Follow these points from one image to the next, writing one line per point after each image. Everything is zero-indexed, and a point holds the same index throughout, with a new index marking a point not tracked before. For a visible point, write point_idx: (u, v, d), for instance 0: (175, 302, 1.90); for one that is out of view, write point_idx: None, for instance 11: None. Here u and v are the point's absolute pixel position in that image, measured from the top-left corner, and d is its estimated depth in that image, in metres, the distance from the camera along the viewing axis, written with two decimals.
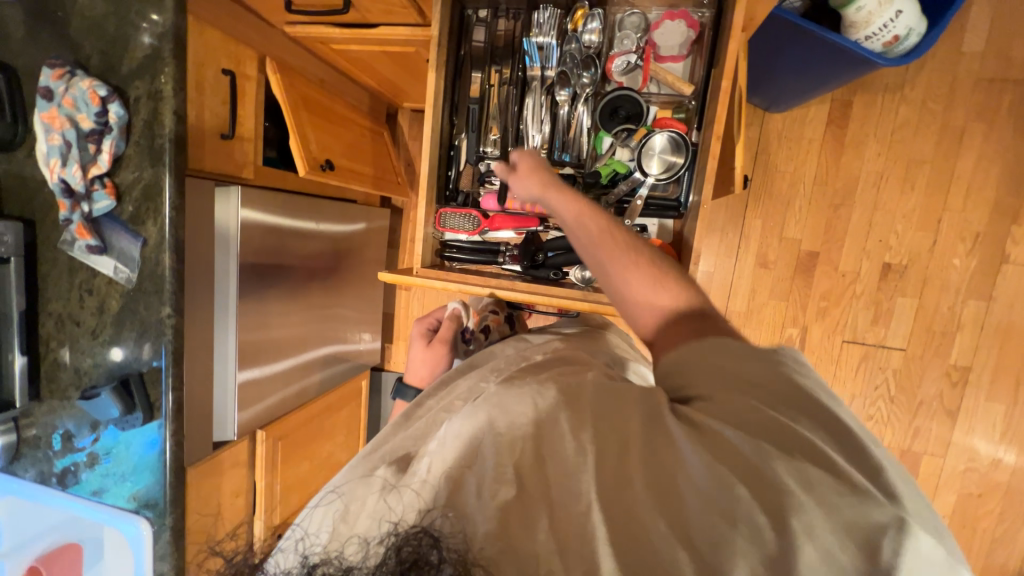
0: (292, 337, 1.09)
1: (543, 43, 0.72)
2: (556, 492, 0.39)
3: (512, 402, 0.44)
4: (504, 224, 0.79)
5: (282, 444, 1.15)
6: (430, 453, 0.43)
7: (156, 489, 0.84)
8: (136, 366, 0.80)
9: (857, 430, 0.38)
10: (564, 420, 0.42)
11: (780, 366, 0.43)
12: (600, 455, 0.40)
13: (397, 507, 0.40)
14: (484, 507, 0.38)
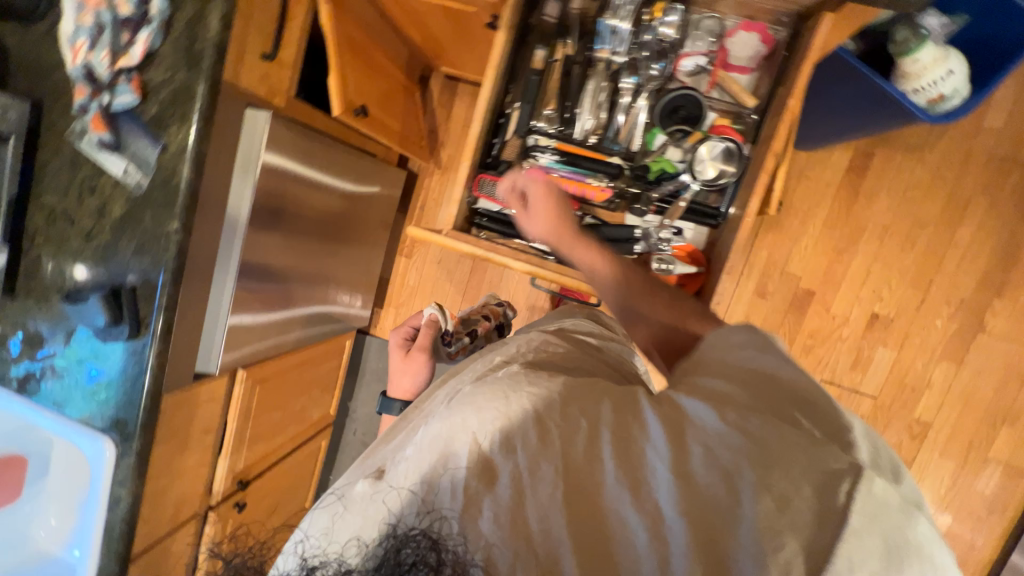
0: (291, 282, 1.06)
1: (617, 27, 0.71)
2: (529, 488, 0.42)
3: (482, 405, 0.46)
4: None
5: (260, 388, 1.11)
6: (407, 458, 0.46)
7: (127, 410, 0.80)
8: (130, 278, 0.75)
9: (816, 400, 0.48)
10: (534, 429, 0.44)
11: (752, 347, 0.52)
12: (570, 439, 0.44)
13: (397, 505, 0.44)
14: (458, 497, 0.42)
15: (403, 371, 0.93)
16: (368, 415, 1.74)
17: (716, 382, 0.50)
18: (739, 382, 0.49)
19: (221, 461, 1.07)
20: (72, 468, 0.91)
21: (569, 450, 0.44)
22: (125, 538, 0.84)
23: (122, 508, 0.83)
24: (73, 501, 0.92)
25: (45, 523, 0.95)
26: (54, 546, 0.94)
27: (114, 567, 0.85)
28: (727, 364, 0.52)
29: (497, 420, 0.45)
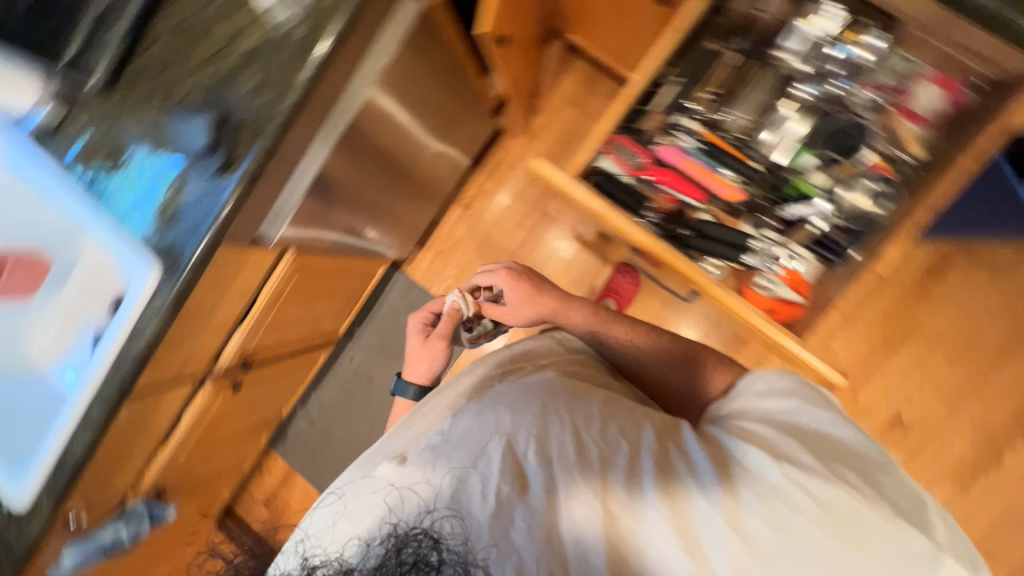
0: (365, 184, 1.05)
1: (816, 40, 0.87)
2: (537, 497, 0.68)
3: (513, 425, 0.72)
4: (668, 181, 0.97)
5: (297, 277, 1.08)
6: (434, 461, 0.70)
7: (186, 243, 0.77)
8: (240, 111, 0.74)
9: (856, 461, 0.76)
10: (544, 454, 0.70)
11: (813, 423, 0.80)
12: (592, 464, 0.70)
13: (398, 514, 0.68)
14: (481, 506, 0.66)
15: (416, 356, 1.11)
16: (369, 348, 1.72)
17: (764, 429, 0.79)
18: (785, 434, 0.77)
19: (239, 333, 1.05)
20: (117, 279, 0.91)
21: (593, 476, 0.70)
22: (134, 370, 0.81)
23: (144, 338, 0.79)
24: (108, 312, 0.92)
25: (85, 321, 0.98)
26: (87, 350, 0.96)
27: (112, 395, 0.81)
28: (777, 415, 0.82)
29: (529, 440, 0.71)
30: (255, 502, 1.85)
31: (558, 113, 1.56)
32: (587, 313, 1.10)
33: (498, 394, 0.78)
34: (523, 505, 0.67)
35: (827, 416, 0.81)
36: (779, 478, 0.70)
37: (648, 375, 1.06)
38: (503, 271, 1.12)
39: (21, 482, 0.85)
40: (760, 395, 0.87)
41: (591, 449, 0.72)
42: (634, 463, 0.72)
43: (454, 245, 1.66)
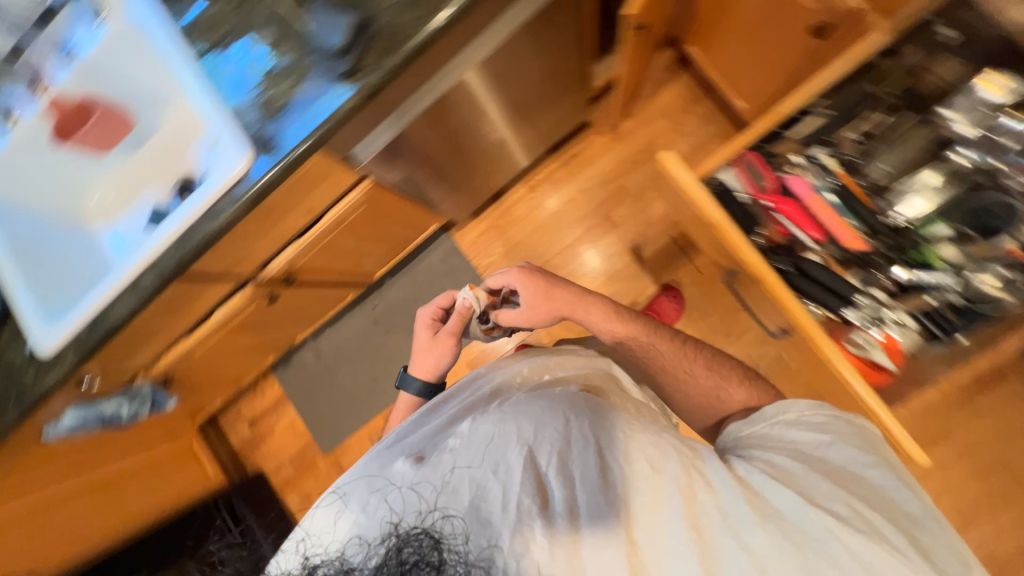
0: (457, 134, 1.03)
1: (984, 113, 0.89)
2: (554, 513, 0.72)
3: (532, 435, 0.79)
4: (786, 212, 0.94)
5: (364, 208, 1.06)
6: (454, 466, 0.77)
7: (284, 140, 0.75)
8: (377, 23, 0.72)
9: (887, 502, 0.73)
10: (560, 469, 0.76)
11: (833, 461, 0.78)
12: (610, 487, 0.75)
13: (398, 514, 0.72)
14: (500, 511, 0.71)
15: (425, 350, 1.10)
16: (396, 300, 1.70)
17: (791, 465, 0.78)
18: (813, 473, 0.76)
19: (293, 248, 1.02)
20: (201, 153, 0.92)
21: (611, 498, 0.74)
22: (197, 251, 0.79)
23: (216, 222, 0.78)
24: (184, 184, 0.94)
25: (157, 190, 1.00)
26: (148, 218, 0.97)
27: (168, 269, 0.80)
28: (799, 447, 0.82)
29: (550, 450, 0.78)
30: (242, 420, 1.85)
31: (648, 122, 1.54)
32: (607, 309, 1.09)
33: (517, 408, 0.85)
34: (527, 515, 0.71)
35: (860, 454, 0.79)
36: (807, 524, 0.70)
37: (670, 380, 1.06)
38: (516, 270, 1.12)
39: (53, 328, 0.83)
40: (785, 425, 0.85)
41: (602, 473, 0.76)
42: (642, 493, 0.74)
43: (508, 224, 1.63)
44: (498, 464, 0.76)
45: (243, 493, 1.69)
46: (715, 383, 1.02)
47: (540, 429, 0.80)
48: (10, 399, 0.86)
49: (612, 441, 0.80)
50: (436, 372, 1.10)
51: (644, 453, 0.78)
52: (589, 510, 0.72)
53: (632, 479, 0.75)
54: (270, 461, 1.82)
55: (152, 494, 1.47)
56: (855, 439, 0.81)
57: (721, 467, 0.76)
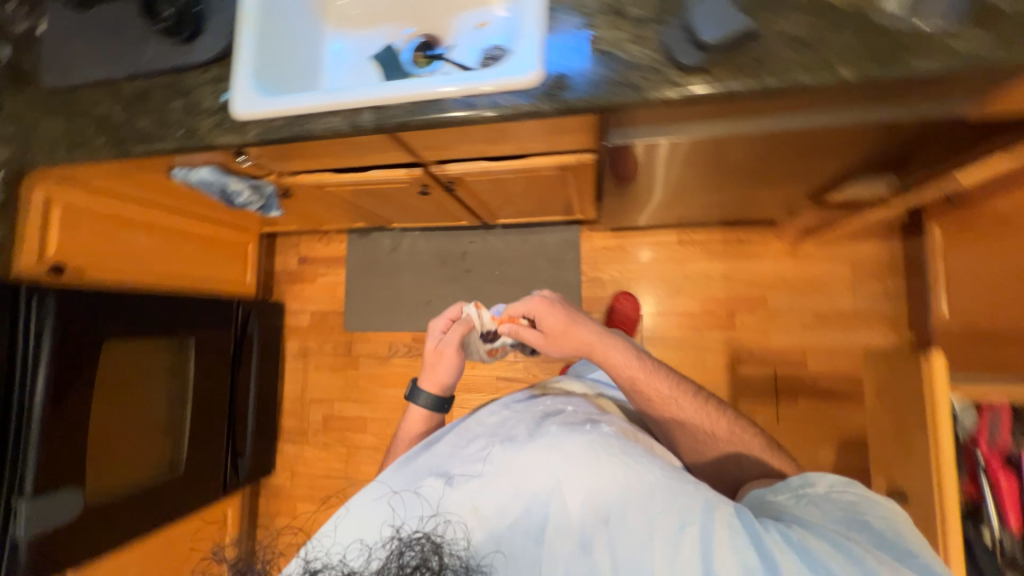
0: (693, 168, 0.95)
1: None
2: (564, 548, 0.70)
3: (548, 469, 0.75)
4: (1002, 484, 0.91)
5: (560, 171, 1.00)
6: (465, 480, 0.78)
7: (580, 85, 0.69)
8: (755, 40, 0.63)
9: None
10: (576, 505, 0.72)
11: (873, 546, 0.63)
12: (634, 526, 0.69)
13: (401, 518, 0.73)
14: (508, 530, 0.72)
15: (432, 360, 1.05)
16: (493, 249, 1.66)
17: (824, 537, 0.63)
18: (851, 548, 0.61)
19: (480, 163, 0.96)
20: (478, 40, 0.94)
21: (632, 539, 0.68)
22: (428, 124, 0.75)
23: (464, 112, 0.73)
24: (444, 54, 0.96)
25: (412, 33, 1.00)
26: (388, 58, 0.96)
27: (390, 121, 0.76)
28: (830, 525, 0.66)
29: (569, 482, 0.74)
30: (295, 253, 1.86)
31: (830, 261, 1.43)
32: (629, 354, 1.00)
33: (542, 434, 0.82)
34: (537, 538, 0.71)
35: (902, 545, 0.63)
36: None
37: (686, 438, 0.96)
38: (536, 299, 1.06)
39: (255, 98, 0.81)
40: (812, 501, 0.71)
41: (626, 516, 0.70)
42: (673, 544, 0.66)
43: (636, 257, 1.56)
44: (519, 494, 0.75)
45: (260, 315, 1.72)
46: (736, 445, 0.93)
47: (566, 463, 0.75)
48: (179, 132, 0.86)
49: (645, 484, 0.72)
50: (442, 378, 1.04)
51: (676, 501, 0.69)
52: (604, 558, 0.68)
53: (658, 522, 0.68)
54: (295, 302, 1.85)
55: (198, 264, 1.50)
56: (893, 529, 0.65)
57: (745, 522, 0.65)
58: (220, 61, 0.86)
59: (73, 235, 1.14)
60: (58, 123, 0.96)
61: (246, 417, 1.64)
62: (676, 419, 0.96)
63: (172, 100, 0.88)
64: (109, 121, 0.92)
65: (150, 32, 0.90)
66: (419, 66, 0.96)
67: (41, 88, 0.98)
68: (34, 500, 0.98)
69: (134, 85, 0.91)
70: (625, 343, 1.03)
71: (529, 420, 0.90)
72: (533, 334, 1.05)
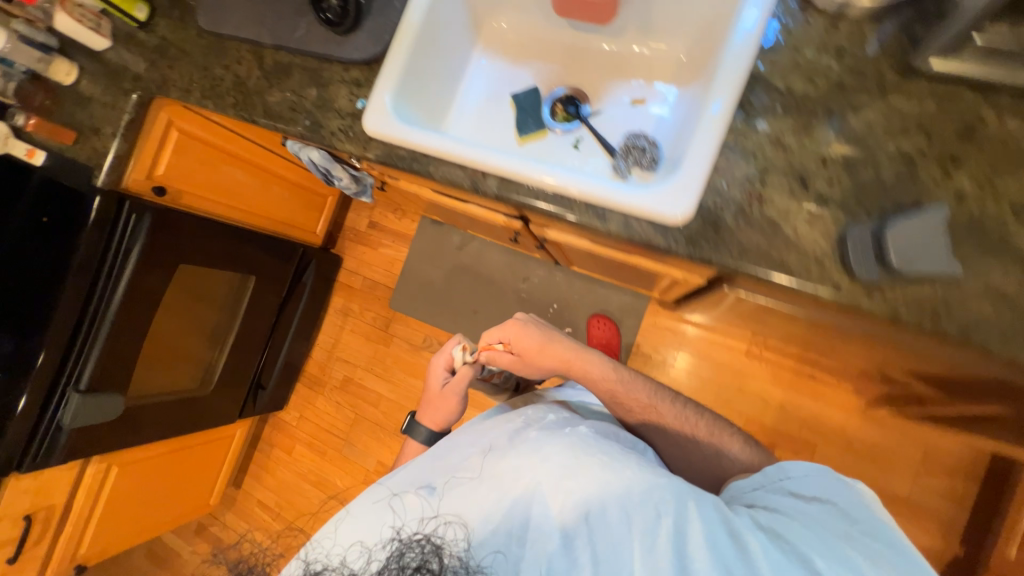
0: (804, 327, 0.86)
1: None
2: (549, 538, 0.67)
3: (527, 466, 0.74)
4: None
5: (661, 275, 0.93)
6: (453, 479, 0.77)
7: (727, 244, 0.62)
8: (951, 279, 0.54)
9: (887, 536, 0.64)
10: (557, 497, 0.70)
11: (823, 506, 0.69)
12: (616, 521, 0.66)
13: (399, 518, 0.72)
14: (496, 527, 0.69)
15: (429, 403, 1.06)
16: (554, 285, 1.62)
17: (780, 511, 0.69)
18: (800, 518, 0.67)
19: (581, 241, 0.91)
20: (628, 117, 0.87)
21: (612, 526, 0.66)
22: (551, 214, 0.71)
23: (592, 220, 0.68)
24: (587, 116, 0.89)
25: (564, 81, 0.93)
26: (529, 107, 0.91)
27: (512, 198, 0.72)
28: (790, 498, 0.71)
29: (548, 477, 0.72)
30: (367, 215, 1.88)
31: (902, 436, 1.30)
32: (607, 367, 0.99)
33: (523, 437, 0.80)
34: (523, 538, 0.69)
35: (858, 510, 0.68)
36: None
37: (668, 442, 0.94)
38: (510, 322, 1.06)
39: (387, 120, 0.78)
40: (790, 494, 0.72)
41: (605, 509, 0.68)
42: (651, 537, 0.64)
43: (696, 349, 1.48)
44: (502, 494, 0.72)
45: (319, 266, 1.77)
46: (716, 446, 0.91)
47: (548, 462, 0.73)
48: (304, 121, 0.86)
49: (625, 481, 0.69)
50: (441, 421, 1.05)
51: (653, 493, 0.67)
52: (586, 548, 0.66)
53: (637, 516, 0.66)
54: (351, 262, 1.89)
55: (279, 205, 1.54)
56: (859, 510, 0.68)
57: (717, 512, 0.65)
58: (365, 64, 0.83)
59: (184, 159, 1.19)
60: (198, 64, 0.97)
61: (277, 355, 1.72)
62: (658, 427, 0.94)
63: (308, 87, 0.86)
64: (245, 83, 0.92)
65: (308, 8, 0.88)
66: (557, 119, 0.91)
67: (195, 23, 0.99)
68: (85, 395, 1.07)
69: (278, 55, 0.90)
70: (602, 356, 1.02)
71: (510, 423, 0.85)
72: (506, 357, 1.03)
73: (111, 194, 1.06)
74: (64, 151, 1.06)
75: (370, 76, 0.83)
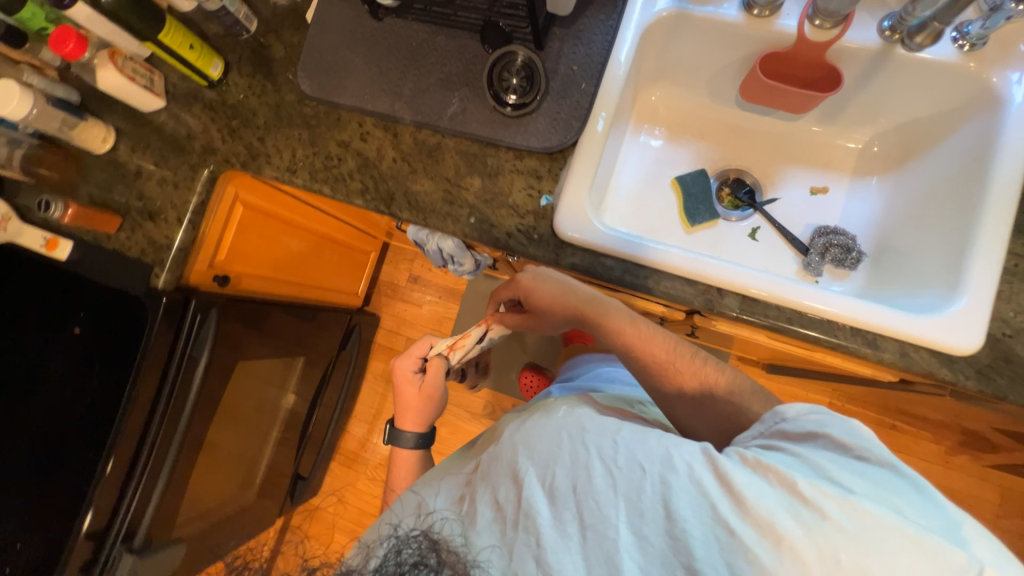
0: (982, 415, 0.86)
1: None
2: (526, 514, 0.50)
3: (509, 445, 0.58)
4: None
5: (830, 365, 0.89)
6: (449, 477, 0.64)
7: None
8: None
9: (885, 473, 0.45)
10: (532, 468, 0.53)
11: (812, 437, 0.50)
12: (591, 487, 0.50)
13: (397, 519, 0.60)
14: (484, 516, 0.53)
15: (416, 407, 0.93)
16: None
17: (772, 455, 0.49)
18: (794, 462, 0.48)
19: (765, 340, 0.84)
20: (809, 208, 0.82)
21: (596, 488, 0.49)
22: (806, 338, 0.63)
23: (863, 348, 0.61)
24: (761, 204, 0.83)
25: (730, 163, 0.86)
26: (700, 192, 0.83)
27: (758, 320, 0.64)
28: (780, 441, 0.51)
29: (528, 449, 0.55)
30: (406, 269, 1.70)
31: (980, 482, 1.37)
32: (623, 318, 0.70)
33: (515, 421, 0.65)
34: (516, 519, 0.51)
35: (866, 445, 0.47)
36: (789, 524, 0.43)
37: (688, 413, 0.66)
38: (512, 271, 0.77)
39: (591, 224, 0.67)
40: (779, 440, 0.52)
41: (588, 469, 0.51)
42: (643, 496, 0.48)
43: None
44: (489, 476, 0.57)
45: (360, 332, 1.56)
46: None
47: (534, 430, 0.58)
48: (468, 218, 0.72)
49: (607, 436, 0.53)
50: (429, 422, 0.94)
51: (647, 447, 0.51)
52: (573, 511, 0.49)
53: (626, 474, 0.50)
54: (390, 321, 1.70)
55: (326, 271, 1.34)
56: (867, 439, 0.48)
57: (708, 467, 0.48)
58: (546, 154, 0.71)
59: (243, 235, 0.97)
60: (303, 135, 0.78)
61: (318, 439, 1.50)
62: None
63: (469, 175, 0.73)
64: (376, 164, 0.76)
65: (462, 81, 0.74)
66: (725, 205, 0.84)
67: (289, 85, 0.81)
68: (139, 556, 0.80)
69: (419, 134, 0.75)
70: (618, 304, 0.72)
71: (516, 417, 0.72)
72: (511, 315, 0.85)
73: (173, 299, 0.83)
74: (106, 242, 0.84)
75: (553, 168, 0.71)
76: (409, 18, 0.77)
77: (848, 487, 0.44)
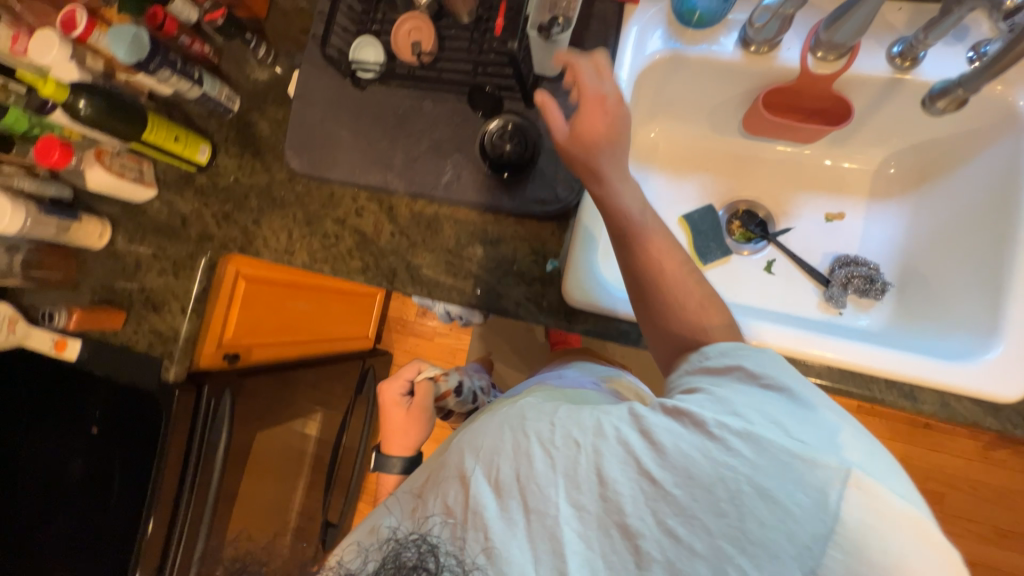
0: None
1: None
2: (467, 507, 0.42)
3: (458, 446, 0.49)
4: None
5: None
6: (404, 490, 0.54)
7: None
8: None
9: (792, 396, 0.41)
10: (468, 456, 0.45)
11: (730, 371, 0.45)
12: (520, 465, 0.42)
13: (358, 548, 0.49)
14: (446, 518, 0.43)
15: (406, 427, 0.90)
16: None
17: (695, 397, 0.43)
18: (702, 399, 0.43)
19: None
20: (826, 237, 0.78)
21: (532, 467, 0.42)
22: (839, 392, 0.60)
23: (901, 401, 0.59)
24: (775, 235, 0.79)
25: (739, 193, 0.82)
26: (708, 230, 0.79)
27: None
28: (696, 380, 0.46)
29: (474, 442, 0.46)
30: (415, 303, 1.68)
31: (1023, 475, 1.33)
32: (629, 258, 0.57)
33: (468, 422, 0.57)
34: (466, 519, 0.42)
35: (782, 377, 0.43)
36: (701, 465, 0.38)
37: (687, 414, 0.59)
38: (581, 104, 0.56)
39: (599, 288, 0.64)
40: (700, 378, 0.46)
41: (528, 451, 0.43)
42: (574, 466, 0.41)
43: None
44: (435, 481, 0.47)
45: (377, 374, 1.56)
46: None
47: (479, 424, 0.50)
48: (473, 289, 0.70)
49: (544, 415, 0.45)
50: (418, 446, 0.91)
51: (580, 417, 0.44)
52: (518, 499, 0.41)
53: (561, 447, 0.42)
54: (405, 356, 1.69)
55: (335, 322, 1.33)
56: (781, 368, 0.44)
57: (631, 422, 0.42)
58: (548, 217, 0.69)
59: (247, 309, 0.96)
60: (299, 213, 0.77)
61: (344, 483, 1.49)
62: None
63: (470, 245, 0.71)
64: (374, 241, 0.74)
65: (455, 146, 0.71)
66: (736, 238, 0.80)
67: (279, 162, 0.79)
68: None
69: (415, 205, 0.73)
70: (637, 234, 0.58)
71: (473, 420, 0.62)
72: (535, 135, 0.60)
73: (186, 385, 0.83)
74: (113, 336, 0.86)
75: (555, 231, 0.69)
76: (393, 83, 0.74)
77: (751, 420, 0.40)
